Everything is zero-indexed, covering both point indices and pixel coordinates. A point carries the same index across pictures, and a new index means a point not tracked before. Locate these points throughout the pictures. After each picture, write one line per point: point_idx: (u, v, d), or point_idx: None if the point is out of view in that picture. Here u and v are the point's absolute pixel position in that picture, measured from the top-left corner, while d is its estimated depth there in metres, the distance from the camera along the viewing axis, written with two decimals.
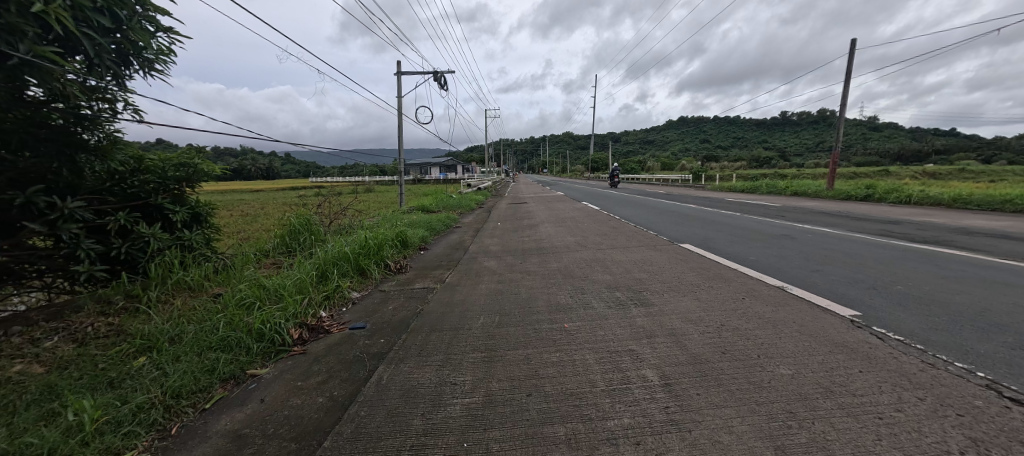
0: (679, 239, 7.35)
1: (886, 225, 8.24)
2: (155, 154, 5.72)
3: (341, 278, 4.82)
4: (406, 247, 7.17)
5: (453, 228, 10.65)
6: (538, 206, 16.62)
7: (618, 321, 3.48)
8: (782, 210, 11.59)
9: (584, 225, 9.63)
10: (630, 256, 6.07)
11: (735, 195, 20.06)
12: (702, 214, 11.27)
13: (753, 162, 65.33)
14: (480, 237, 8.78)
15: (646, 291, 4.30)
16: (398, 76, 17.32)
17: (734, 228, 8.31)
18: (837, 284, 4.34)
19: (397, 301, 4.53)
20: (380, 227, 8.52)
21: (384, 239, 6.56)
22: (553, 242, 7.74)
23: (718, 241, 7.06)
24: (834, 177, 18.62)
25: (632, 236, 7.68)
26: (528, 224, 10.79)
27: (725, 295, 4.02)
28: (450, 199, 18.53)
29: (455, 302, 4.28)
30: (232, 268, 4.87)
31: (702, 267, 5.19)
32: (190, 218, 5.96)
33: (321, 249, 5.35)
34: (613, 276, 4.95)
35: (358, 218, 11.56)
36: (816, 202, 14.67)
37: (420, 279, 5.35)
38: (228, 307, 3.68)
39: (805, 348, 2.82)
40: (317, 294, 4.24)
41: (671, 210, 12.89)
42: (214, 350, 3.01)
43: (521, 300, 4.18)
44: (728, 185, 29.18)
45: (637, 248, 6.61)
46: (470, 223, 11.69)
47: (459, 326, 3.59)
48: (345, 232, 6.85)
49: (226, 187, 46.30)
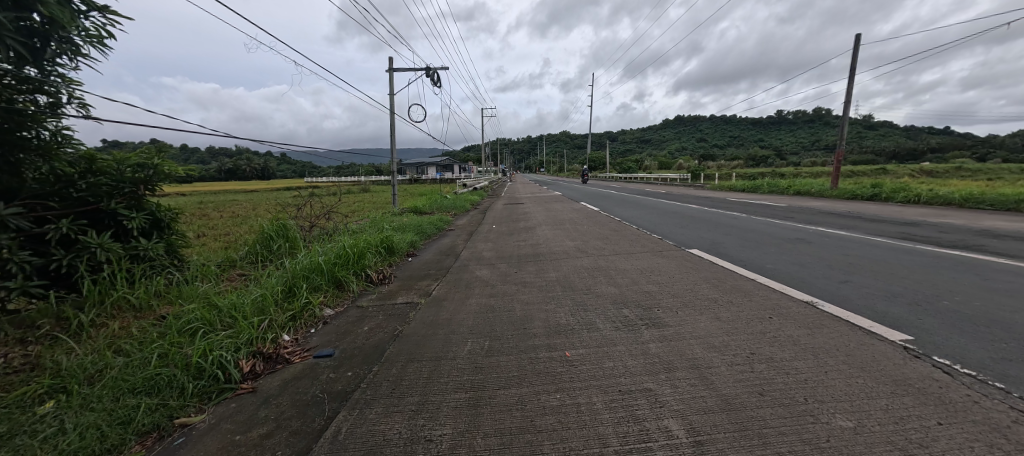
0: (686, 244, 6.84)
1: (904, 228, 7.76)
2: (109, 154, 5.12)
3: (312, 293, 4.28)
4: (392, 254, 6.61)
5: (445, 231, 10.11)
6: (535, 207, 16.08)
7: (628, 350, 2.94)
8: (790, 211, 11.12)
9: (584, 229, 9.10)
10: (635, 264, 5.54)
11: (737, 195, 19.52)
12: (706, 215, 10.79)
13: (751, 161, 65.04)
14: (474, 242, 8.24)
15: (657, 308, 3.78)
16: (390, 73, 16.76)
17: (743, 231, 7.81)
18: (873, 299, 3.83)
19: (375, 319, 3.99)
20: (366, 231, 7.97)
21: (366, 246, 6.00)
22: (550, 247, 7.20)
23: (729, 246, 6.55)
24: (838, 176, 18.17)
25: (636, 241, 7.16)
26: (524, 226, 10.25)
27: (749, 314, 3.49)
28: (444, 200, 17.97)
29: (439, 322, 3.73)
30: (189, 282, 4.30)
31: (716, 277, 4.67)
32: (150, 225, 5.37)
33: (292, 259, 4.80)
34: (618, 290, 4.42)
35: (346, 221, 10.99)
36: (823, 202, 14.19)
37: (403, 292, 4.80)
38: (169, 334, 3.12)
39: (861, 389, 2.30)
40: (281, 314, 3.69)
41: (673, 211, 12.39)
42: (138, 393, 2.46)
43: (515, 320, 3.64)
44: (728, 184, 28.72)
45: (642, 255, 6.08)
46: (463, 225, 11.13)
47: (442, 355, 3.05)
48: (325, 238, 6.29)
49: (218, 187, 45.47)
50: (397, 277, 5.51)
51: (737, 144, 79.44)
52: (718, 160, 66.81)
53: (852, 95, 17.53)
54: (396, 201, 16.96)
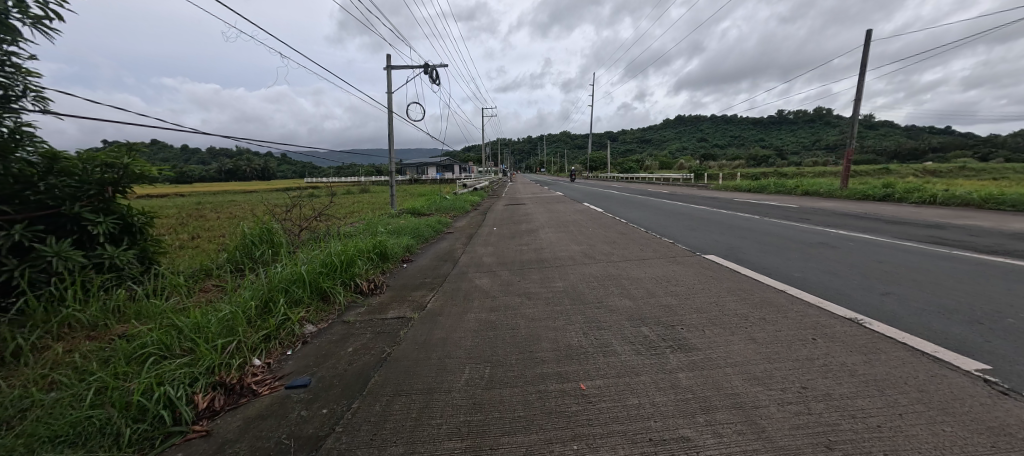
0: (701, 249, 6.39)
1: (931, 231, 7.32)
2: (73, 153, 4.66)
3: (293, 307, 3.83)
4: (385, 261, 6.16)
5: (443, 234, 9.66)
6: (537, 208, 15.65)
7: (654, 381, 2.49)
8: (803, 213, 10.66)
9: (590, 231, 8.63)
10: (649, 272, 5.09)
11: (744, 196, 19.08)
12: (716, 217, 10.34)
13: (753, 160, 64.55)
14: (473, 246, 7.78)
15: (680, 326, 3.33)
16: (388, 71, 16.36)
17: (759, 234, 7.37)
18: (927, 315, 3.38)
19: (361, 337, 3.54)
20: (359, 235, 7.52)
21: (357, 252, 5.55)
22: (555, 252, 6.75)
23: (747, 251, 6.09)
24: (848, 176, 17.71)
25: (646, 246, 6.71)
26: (526, 229, 9.80)
27: (788, 335, 3.04)
28: (444, 201, 17.53)
29: (433, 342, 3.28)
30: (155, 295, 3.85)
31: (741, 288, 4.21)
32: (119, 230, 4.90)
33: (272, 268, 4.35)
34: (633, 303, 3.97)
35: (340, 224, 10.55)
36: (835, 203, 13.73)
37: (395, 305, 4.34)
38: (116, 362, 2.66)
39: (955, 442, 1.84)
40: (253, 334, 3.24)
41: (681, 212, 11.94)
42: (60, 443, 2.00)
43: (519, 341, 3.19)
44: (733, 184, 28.26)
45: (655, 261, 5.63)
46: (463, 228, 10.68)
47: (434, 386, 2.59)
48: (313, 244, 5.84)
49: (216, 188, 45.08)
50: (390, 287, 5.07)
51: (739, 143, 78.96)
52: (720, 160, 66.33)
53: (862, 93, 17.08)
54: (394, 202, 16.52)
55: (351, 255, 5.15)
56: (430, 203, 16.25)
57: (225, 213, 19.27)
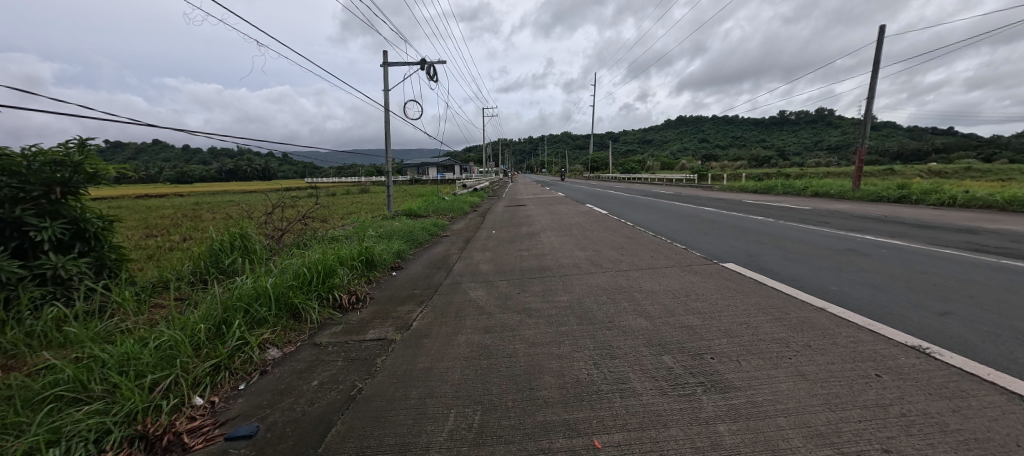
0: (718, 256, 5.86)
1: (965, 236, 6.77)
2: (16, 150, 4.11)
3: (255, 329, 3.29)
4: (372, 268, 5.62)
5: (439, 237, 9.14)
6: (538, 210, 15.12)
7: (689, 438, 1.94)
8: (819, 215, 10.10)
9: (595, 235, 8.09)
10: (664, 283, 4.55)
11: (751, 197, 18.55)
12: (728, 219, 9.80)
13: (756, 161, 64.00)
14: (470, 252, 7.24)
15: (710, 355, 2.79)
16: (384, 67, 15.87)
17: (779, 240, 6.82)
18: (1003, 342, 2.84)
19: (332, 365, 3.00)
20: (347, 239, 6.99)
21: (339, 259, 5.02)
22: (558, 258, 6.21)
23: (770, 259, 5.54)
24: (860, 177, 17.14)
25: (658, 252, 6.17)
26: (527, 232, 9.27)
27: (846, 371, 2.49)
28: (442, 202, 17.01)
29: (415, 375, 2.74)
30: (95, 315, 3.31)
31: (773, 305, 3.67)
32: (71, 236, 4.36)
33: (236, 281, 3.82)
34: (651, 323, 3.43)
35: (331, 226, 10.02)
36: (849, 205, 13.16)
37: (376, 323, 3.80)
38: (12, 409, 2.13)
39: None
40: (199, 365, 2.70)
41: (689, 214, 11.40)
42: None
43: (516, 376, 2.65)
44: (738, 184, 27.68)
45: (669, 271, 5.08)
46: (460, 231, 10.15)
47: (408, 441, 2.04)
48: (291, 250, 5.31)
49: (214, 188, 44.68)
50: (374, 299, 4.53)
51: (742, 144, 78.34)
52: (723, 160, 65.76)
53: (875, 91, 16.51)
54: (391, 203, 16.01)
55: (331, 262, 4.63)
56: (428, 205, 15.75)
57: (219, 214, 18.80)
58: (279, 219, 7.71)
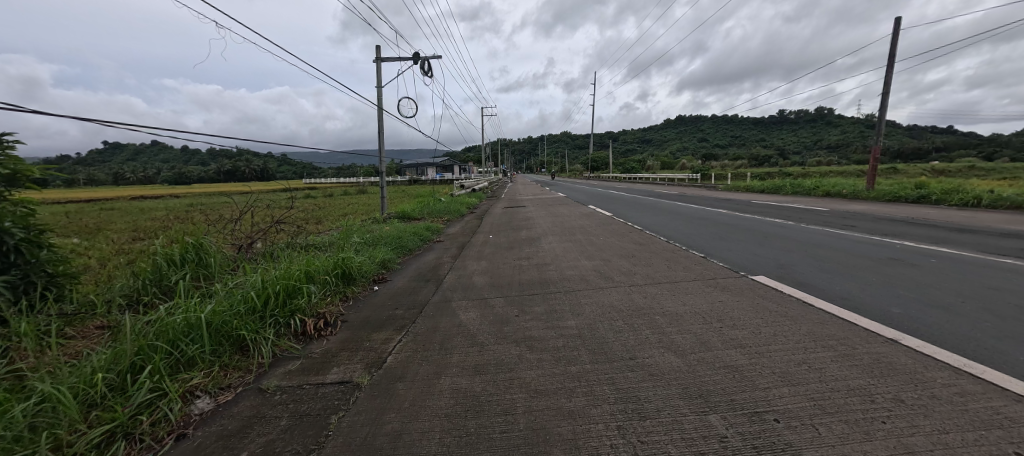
0: (743, 267, 5.17)
1: (1015, 242, 6.09)
2: None
3: (180, 373, 2.58)
4: (349, 283, 4.90)
5: (432, 243, 8.45)
6: (539, 211, 14.45)
7: None
8: (841, 218, 9.39)
9: (601, 242, 7.38)
10: (689, 303, 3.84)
11: (761, 197, 17.90)
12: (744, 222, 9.12)
13: (757, 160, 63.44)
14: (464, 261, 6.51)
15: (774, 416, 2.08)
16: (378, 63, 15.21)
17: (808, 247, 6.13)
18: None
19: (271, 425, 2.28)
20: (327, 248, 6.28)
21: (306, 275, 4.30)
22: (563, 269, 5.51)
23: (805, 270, 4.85)
24: (875, 176, 16.41)
25: (674, 262, 5.48)
26: (527, 237, 8.60)
27: (977, 448, 1.77)
28: (438, 203, 16.29)
29: (376, 444, 2.02)
30: None
31: (832, 336, 2.96)
32: None
33: (168, 309, 3.10)
34: (683, 362, 2.71)
35: (318, 231, 9.34)
36: (867, 206, 12.42)
37: (341, 358, 3.08)
38: None
39: None
40: (82, 433, 1.98)
41: (701, 216, 10.72)
42: None
43: (514, 449, 1.93)
44: (744, 184, 27.00)
45: (691, 286, 4.38)
46: (455, 235, 9.47)
47: None
48: (253, 265, 4.59)
49: (210, 188, 44.09)
50: (346, 324, 3.82)
51: (743, 143, 77.58)
52: (725, 160, 65.06)
53: (890, 87, 15.77)
54: (384, 204, 15.29)
55: (293, 281, 3.92)
56: (423, 206, 15.04)
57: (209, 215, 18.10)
58: (253, 225, 6.99)
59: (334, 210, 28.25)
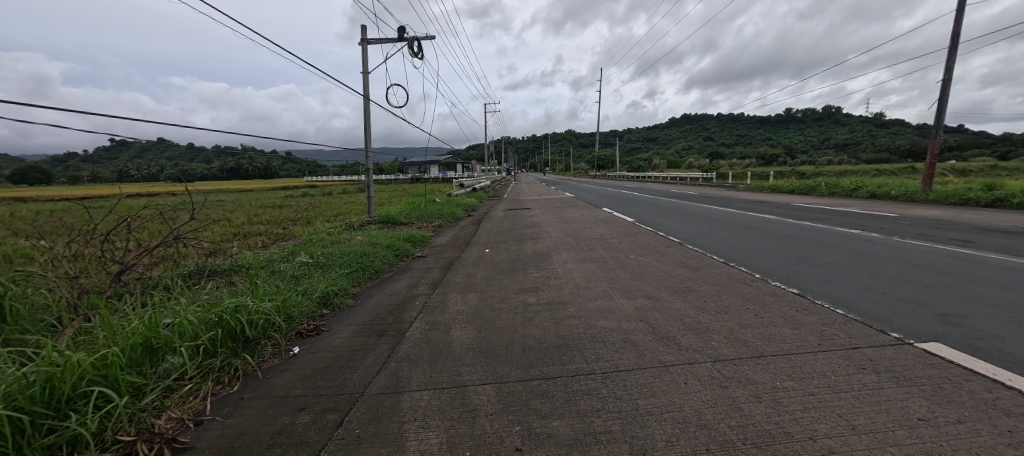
0: (886, 320, 3.20)
1: None
2: None
3: None
4: (248, 346, 3.02)
5: (411, 259, 6.58)
6: (546, 215, 12.54)
7: None
8: (932, 227, 7.36)
9: (633, 263, 5.46)
10: (867, 431, 1.89)
11: (796, 198, 15.91)
12: (810, 233, 7.11)
13: (768, 159, 61.25)
14: (444, 292, 4.61)
15: None
16: (364, 45, 13.44)
17: (951, 279, 4.14)
18: None
19: None
20: (246, 275, 4.40)
21: (132, 355, 2.40)
22: (589, 316, 3.60)
23: (1001, 331, 2.92)
24: (931, 175, 14.34)
25: (762, 308, 3.56)
26: (534, 251, 6.74)
27: None
28: (431, 205, 14.47)
29: None
30: None
31: None
32: None
33: None
34: None
35: (274, 246, 7.51)
36: (940, 211, 10.36)
37: None
38: None
39: None
40: None
41: (747, 223, 8.72)
42: None
43: None
44: (765, 184, 24.96)
45: (832, 373, 2.44)
46: (443, 247, 7.60)
47: None
48: (69, 331, 2.77)
49: (204, 186, 42.69)
50: None
51: (755, 141, 75.10)
52: (735, 159, 62.90)
53: (951, 74, 13.71)
54: (370, 204, 13.46)
55: (71, 379, 2.04)
56: (413, 208, 13.18)
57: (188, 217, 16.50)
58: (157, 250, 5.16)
59: (326, 210, 26.52)
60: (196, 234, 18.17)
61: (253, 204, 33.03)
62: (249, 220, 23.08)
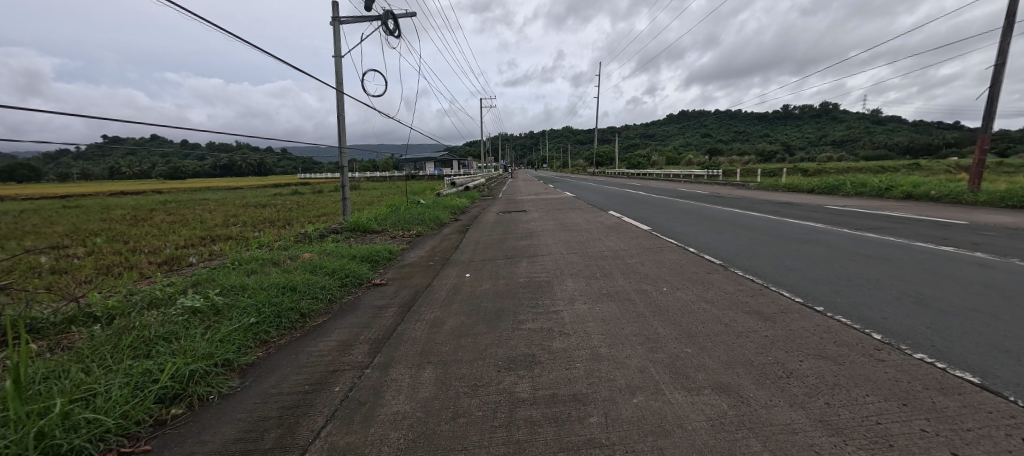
0: None
1: None
2: None
3: None
4: None
5: (363, 291, 4.85)
6: (546, 219, 10.88)
7: None
8: None
9: (671, 306, 3.77)
10: None
11: (826, 198, 14.28)
12: (891, 252, 5.43)
13: (771, 155, 59.66)
14: (385, 367, 2.91)
15: None
16: (337, 25, 11.71)
17: None
18: None
19: None
20: (54, 354, 2.62)
21: None
22: (629, 447, 1.91)
23: None
24: (979, 174, 12.74)
25: (958, 436, 1.87)
26: (529, 277, 5.05)
27: None
28: (414, 207, 12.75)
29: None
30: None
31: None
32: None
33: None
34: None
35: (193, 269, 5.75)
36: (1012, 216, 8.76)
37: None
38: None
39: None
40: None
41: (793, 234, 7.04)
42: None
43: None
44: (779, 182, 23.36)
45: None
46: (412, 268, 5.89)
47: None
48: None
49: (186, 186, 40.62)
50: None
51: (757, 138, 73.65)
52: (739, 155, 61.31)
53: (1006, 59, 12.09)
54: (345, 206, 11.72)
55: None
56: (392, 212, 11.50)
57: (130, 247, 14.59)
58: None
59: (309, 210, 24.67)
60: (156, 239, 16.25)
61: (234, 203, 31.05)
62: (225, 221, 21.27)
